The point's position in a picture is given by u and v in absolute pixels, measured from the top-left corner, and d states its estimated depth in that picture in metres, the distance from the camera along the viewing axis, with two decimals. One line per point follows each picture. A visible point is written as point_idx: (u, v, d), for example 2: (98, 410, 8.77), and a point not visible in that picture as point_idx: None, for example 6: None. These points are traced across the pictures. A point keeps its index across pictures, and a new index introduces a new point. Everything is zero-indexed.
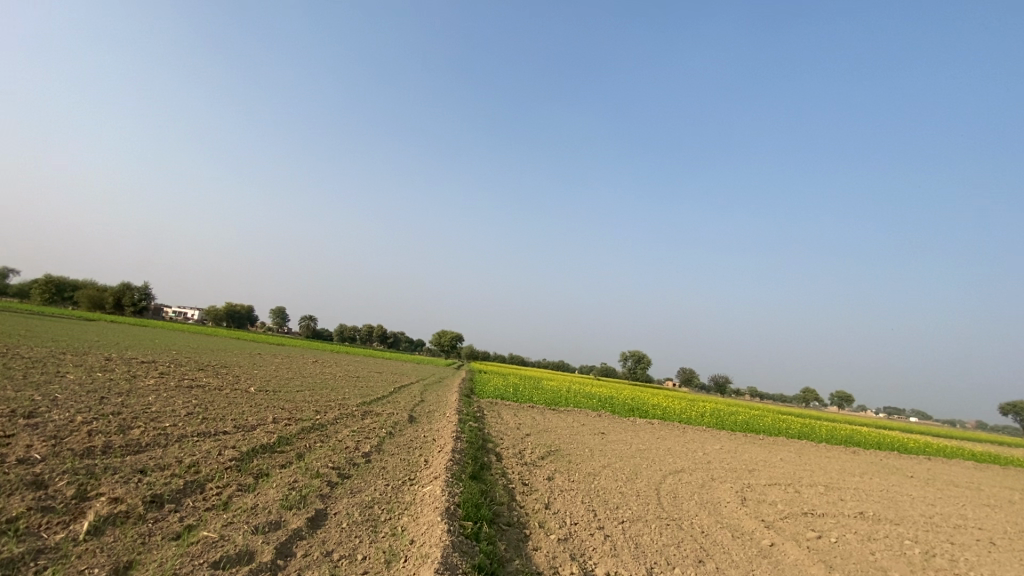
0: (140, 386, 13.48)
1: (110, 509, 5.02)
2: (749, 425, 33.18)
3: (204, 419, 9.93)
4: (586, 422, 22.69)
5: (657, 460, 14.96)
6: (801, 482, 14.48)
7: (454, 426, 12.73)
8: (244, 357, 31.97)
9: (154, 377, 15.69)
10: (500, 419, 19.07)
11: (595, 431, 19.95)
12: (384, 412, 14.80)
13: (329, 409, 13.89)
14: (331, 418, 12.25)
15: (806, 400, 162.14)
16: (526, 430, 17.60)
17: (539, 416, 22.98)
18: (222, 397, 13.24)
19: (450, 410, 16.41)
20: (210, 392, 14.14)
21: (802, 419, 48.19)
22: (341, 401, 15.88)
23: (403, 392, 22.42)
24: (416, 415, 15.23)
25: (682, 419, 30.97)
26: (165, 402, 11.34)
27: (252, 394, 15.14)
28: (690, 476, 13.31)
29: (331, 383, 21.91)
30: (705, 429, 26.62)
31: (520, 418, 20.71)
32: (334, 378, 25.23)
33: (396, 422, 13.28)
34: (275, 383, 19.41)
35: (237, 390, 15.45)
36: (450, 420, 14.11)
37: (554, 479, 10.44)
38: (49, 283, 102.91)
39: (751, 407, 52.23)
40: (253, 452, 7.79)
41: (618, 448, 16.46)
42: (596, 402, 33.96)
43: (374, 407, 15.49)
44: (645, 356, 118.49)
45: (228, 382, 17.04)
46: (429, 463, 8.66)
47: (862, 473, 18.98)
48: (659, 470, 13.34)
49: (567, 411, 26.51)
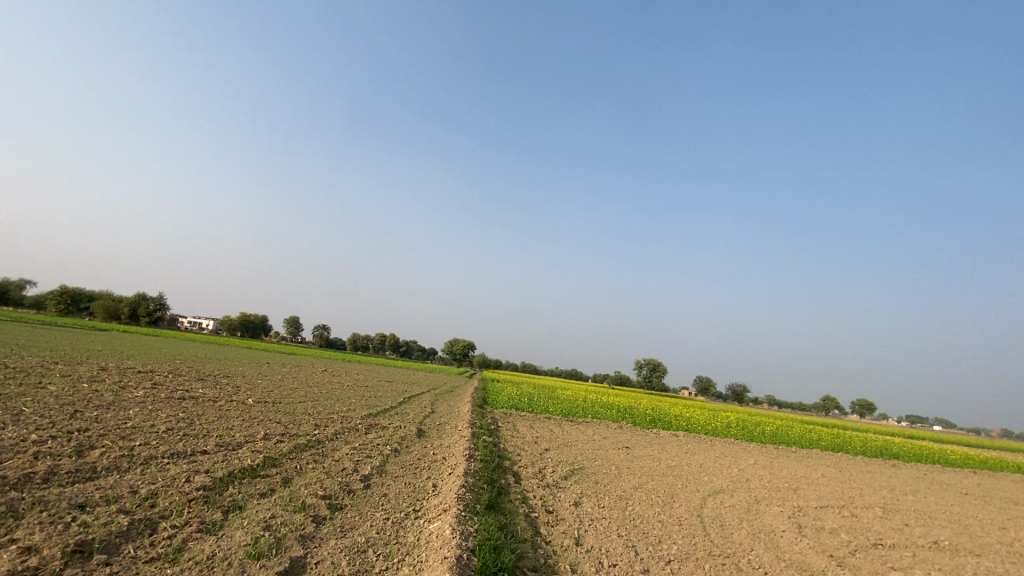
0: (126, 399, 12.40)
1: (17, 564, 3.83)
2: (779, 436, 31.34)
3: (183, 436, 8.76)
4: (608, 435, 21.27)
5: (691, 479, 13.51)
6: (856, 504, 12.92)
7: (468, 442, 11.47)
8: (250, 367, 31.08)
9: (145, 388, 14.58)
10: (516, 432, 17.74)
11: (618, 445, 18.50)
12: (389, 425, 13.58)
13: (330, 423, 12.66)
14: (330, 433, 11.03)
15: (827, 409, 157.88)
16: (545, 444, 16.26)
17: (557, 428, 21.65)
18: (212, 410, 12.07)
19: (463, 423, 15.13)
20: (202, 404, 13.01)
21: (832, 429, 45.90)
22: (345, 414, 14.71)
23: (413, 403, 21.16)
24: (425, 428, 13.95)
25: (708, 431, 29.30)
26: (146, 416, 10.22)
27: (249, 406, 13.99)
28: (733, 498, 11.83)
29: (336, 394, 20.74)
30: (734, 442, 24.98)
31: (537, 431, 19.37)
32: (341, 388, 24.10)
33: (403, 437, 12.01)
34: (277, 394, 18.29)
35: (232, 401, 14.34)
36: (463, 433, 12.85)
37: (582, 505, 9.08)
38: (65, 295, 104.18)
39: (776, 417, 50.16)
40: (229, 478, 6.56)
41: (646, 465, 15.06)
42: (615, 413, 32.46)
43: (381, 420, 14.25)
44: (660, 365, 116.28)
45: (225, 393, 15.96)
46: (438, 490, 7.37)
47: (915, 491, 17.27)
48: (697, 492, 11.89)
49: (586, 423, 25.10)
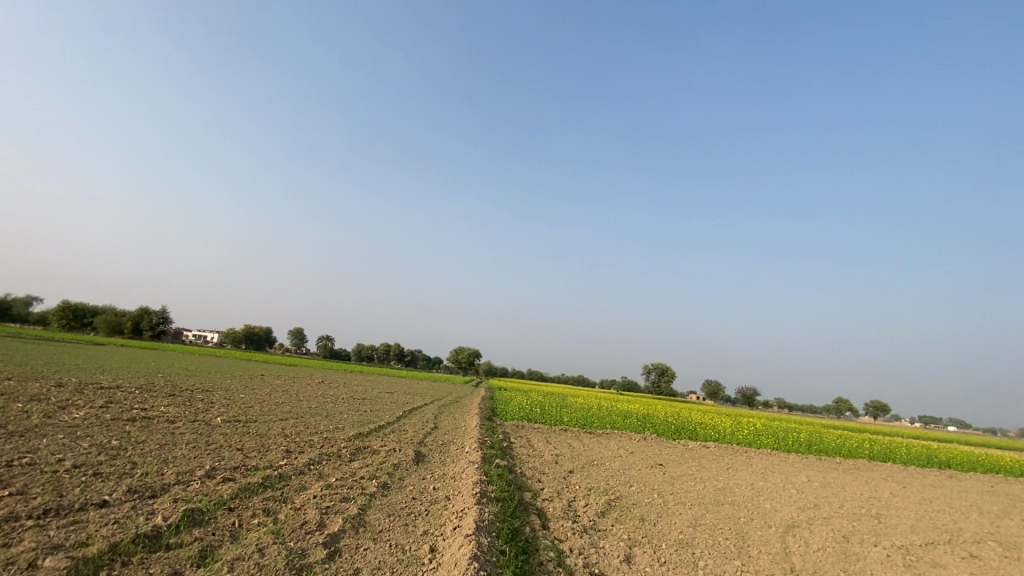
0: (54, 421, 10.00)
1: None
2: (816, 446, 28.56)
3: (88, 477, 6.34)
4: (634, 449, 18.82)
5: (752, 509, 11.00)
6: (962, 538, 10.38)
7: (478, 471, 9.03)
8: (239, 379, 28.75)
9: (91, 408, 12.14)
10: (533, 451, 15.25)
11: (652, 463, 16.00)
12: (381, 448, 11.14)
13: (307, 448, 10.24)
14: (301, 464, 8.58)
15: (840, 411, 154.26)
16: (568, 465, 13.79)
17: (578, 442, 19.25)
18: (158, 436, 9.61)
19: (470, 443, 12.68)
20: (150, 427, 10.54)
21: (865, 435, 42.86)
22: (329, 433, 12.30)
23: (413, 417, 18.72)
24: (425, 451, 11.51)
25: (738, 441, 26.62)
26: (58, 446, 7.81)
27: (213, 427, 11.56)
28: (818, 537, 9.30)
29: (327, 409, 18.32)
30: (772, 455, 22.40)
31: (556, 448, 16.90)
32: (333, 401, 21.73)
33: (396, 466, 9.56)
34: (258, 410, 15.88)
35: (195, 422, 11.93)
36: (471, 458, 10.40)
37: (637, 563, 6.60)
38: (66, 308, 103.00)
39: (801, 423, 47.22)
40: (104, 560, 4.14)
41: (692, 490, 12.55)
42: (634, 423, 29.95)
43: (372, 441, 11.83)
44: (670, 369, 113.76)
45: (191, 412, 13.54)
46: (439, 563, 4.94)
47: (1004, 512, 14.60)
48: (769, 529, 9.41)
49: (606, 435, 22.68)
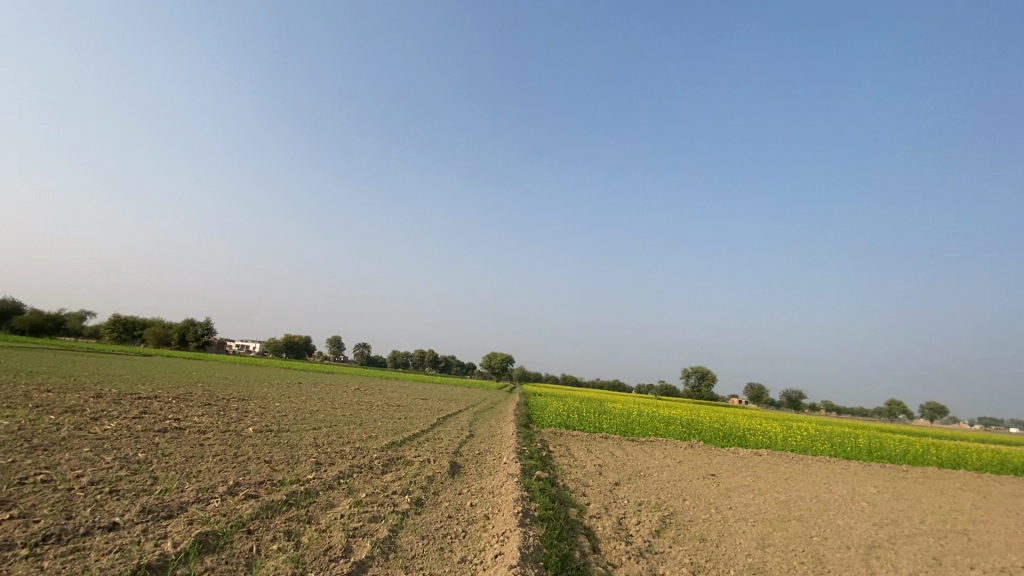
0: (84, 434, 9.82)
1: None
2: (877, 452, 26.56)
3: (103, 495, 5.93)
4: (681, 458, 17.72)
5: (823, 526, 9.87)
6: None
7: (519, 485, 8.28)
8: (276, 387, 28.93)
9: (124, 419, 12.00)
10: (573, 461, 14.39)
11: (702, 473, 14.88)
12: (415, 459, 10.54)
13: (337, 459, 9.73)
14: (330, 478, 8.03)
15: (894, 414, 146.14)
16: (613, 477, 12.89)
17: (620, 451, 18.29)
18: (186, 449, 9.27)
19: (508, 452, 11.94)
20: (179, 439, 10.25)
21: (928, 439, 39.95)
22: (361, 443, 11.80)
23: (447, 425, 18.14)
24: (460, 462, 10.85)
25: (791, 447, 24.99)
26: (81, 461, 7.50)
27: (244, 438, 11.22)
28: (907, 560, 8.15)
29: (360, 417, 17.96)
30: (831, 463, 20.80)
31: (598, 457, 16.00)
32: (367, 409, 21.42)
33: (430, 478, 8.92)
34: (290, 419, 15.62)
35: (226, 432, 11.63)
36: (510, 470, 9.67)
37: None
38: (118, 322, 108.05)
39: (856, 427, 44.47)
40: None
41: (751, 503, 11.48)
42: (677, 429, 28.64)
43: (405, 452, 11.25)
44: (709, 372, 110.25)
45: (223, 422, 13.30)
46: None
47: None
48: (848, 551, 8.33)
49: (648, 442, 21.59)
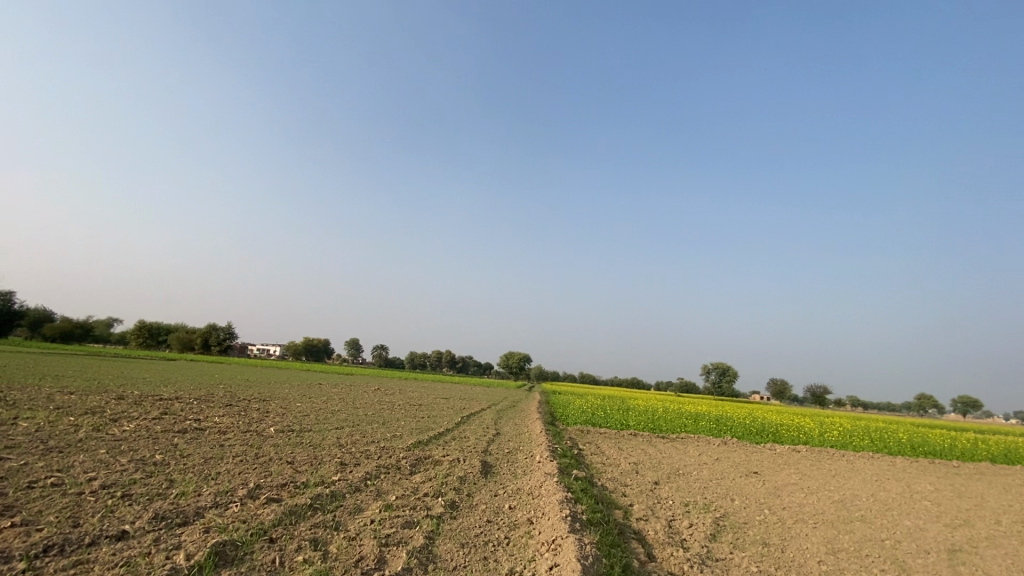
0: (101, 435, 9.41)
1: None
2: (919, 447, 25.31)
3: (114, 501, 5.43)
4: (718, 456, 16.88)
5: (891, 528, 9.04)
6: None
7: (560, 485, 7.64)
8: (297, 388, 28.74)
9: (142, 421, 11.62)
10: (607, 459, 13.64)
11: (744, 472, 14.05)
12: (444, 458, 9.96)
13: (363, 459, 9.18)
14: (356, 479, 7.47)
15: (924, 408, 141.79)
16: (651, 476, 12.13)
17: (652, 448, 17.50)
18: (204, 450, 8.79)
19: (540, 451, 11.27)
20: (198, 440, 9.79)
21: (967, 434, 38.28)
22: (386, 443, 11.25)
23: (472, 424, 17.58)
24: (491, 461, 10.23)
25: (828, 443, 23.91)
26: (95, 464, 7.05)
27: (265, 438, 10.75)
28: (997, 565, 7.32)
29: (382, 416, 17.45)
30: (875, 459, 19.76)
31: (631, 455, 15.25)
32: (389, 408, 20.99)
33: (462, 479, 8.32)
34: (313, 419, 15.20)
35: (246, 433, 11.19)
36: (546, 469, 9.02)
37: None
38: (143, 328, 110.11)
39: (890, 422, 42.85)
40: None
41: (805, 503, 10.65)
42: (707, 425, 27.70)
43: (433, 451, 10.67)
44: (731, 369, 108.19)
45: (243, 422, 12.87)
46: None
47: None
48: (928, 556, 7.53)
49: (680, 439, 20.76)
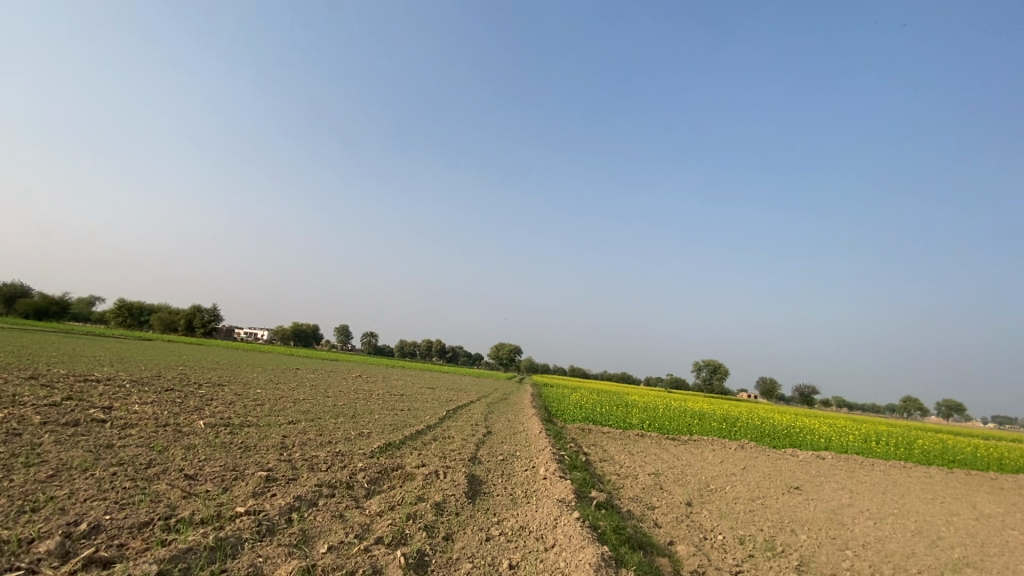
0: None
1: None
2: (943, 455, 23.16)
3: None
4: (744, 465, 14.49)
5: None
6: None
7: (585, 527, 5.10)
8: (266, 373, 26.03)
9: (29, 407, 8.93)
10: (622, 469, 11.14)
11: (784, 487, 11.65)
12: (416, 470, 7.40)
13: (302, 472, 6.58)
14: (274, 511, 4.88)
15: (911, 411, 141.79)
16: (681, 493, 9.65)
17: (667, 453, 15.06)
18: (72, 457, 6.17)
19: (543, 461, 8.75)
20: (79, 439, 7.14)
21: (975, 439, 36.46)
22: (343, 446, 8.64)
23: (458, 419, 15.02)
24: (479, 475, 7.69)
25: (848, 449, 21.69)
26: None
27: (182, 435, 8.12)
28: None
29: (353, 409, 14.87)
30: (910, 471, 17.51)
31: (647, 462, 12.78)
32: (365, 399, 18.40)
33: (436, 508, 5.75)
34: (266, 410, 12.57)
35: (162, 428, 8.56)
36: (558, 493, 6.49)
37: None
38: (123, 308, 106.63)
39: (894, 425, 41.01)
40: None
41: (884, 536, 8.24)
42: (715, 426, 25.42)
43: (403, 459, 8.09)
44: (722, 366, 106.78)
45: (168, 413, 10.20)
46: None
47: None
48: None
49: (692, 441, 18.41)
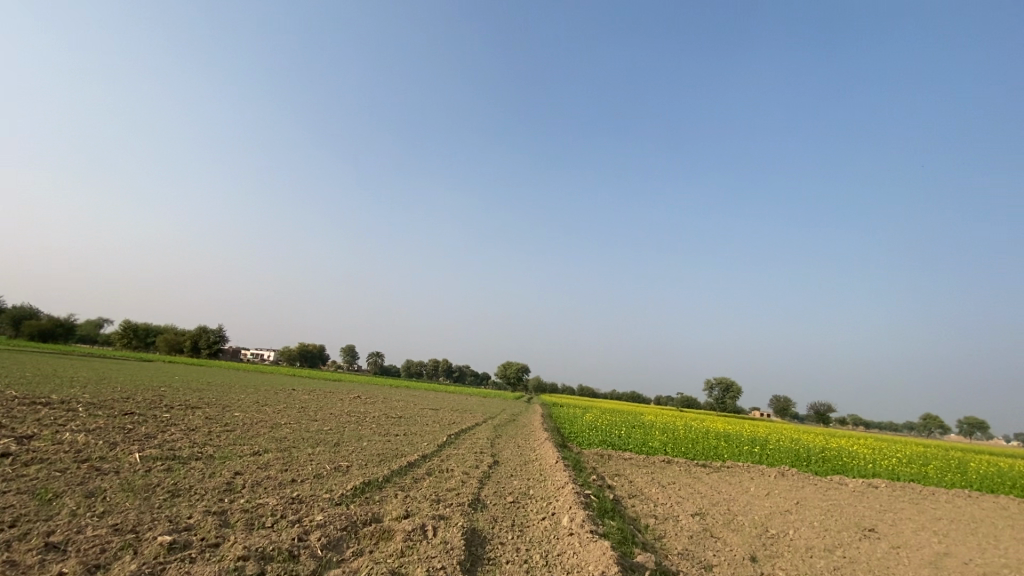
0: None
1: None
2: (1002, 481, 20.71)
3: None
4: (795, 498, 12.37)
5: None
6: None
7: None
8: (255, 394, 23.96)
9: None
10: (660, 509, 9.10)
11: (856, 530, 9.58)
12: (396, 525, 5.44)
13: (232, 533, 4.66)
14: None
15: (932, 429, 137.02)
16: (740, 543, 7.60)
17: (704, 485, 12.97)
18: None
19: (566, 505, 6.78)
20: None
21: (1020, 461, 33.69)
22: (309, 488, 6.71)
23: (461, 446, 13.03)
24: (481, 528, 5.74)
25: (896, 475, 19.36)
26: None
27: (97, 474, 6.22)
28: None
29: (339, 435, 12.92)
30: (980, 503, 15.24)
31: (686, 498, 10.73)
32: (357, 423, 16.46)
33: None
34: (233, 436, 10.67)
35: (76, 463, 6.66)
36: (595, 566, 4.53)
37: None
38: (128, 329, 105.72)
39: (929, 445, 38.25)
40: None
41: None
42: (743, 449, 23.15)
43: (382, 506, 6.14)
44: (735, 384, 103.55)
45: (103, 443, 8.33)
46: None
47: None
48: None
49: (726, 469, 16.25)
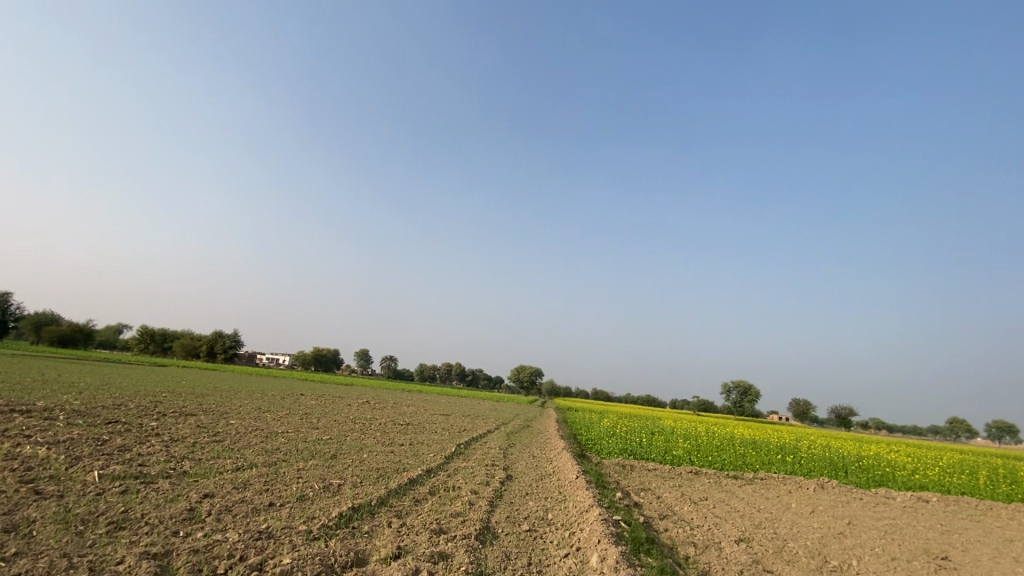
0: None
1: None
2: None
3: None
4: (845, 517, 11.00)
5: None
6: None
7: None
8: (260, 400, 23.03)
9: None
10: (699, 535, 7.86)
11: (927, 559, 8.25)
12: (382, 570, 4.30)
13: None
14: None
15: (960, 433, 132.34)
16: None
17: (740, 501, 11.66)
18: None
19: (593, 538, 5.60)
20: None
21: None
22: (286, 514, 5.63)
23: (470, 457, 11.88)
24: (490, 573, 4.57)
25: (944, 487, 17.71)
26: None
27: (34, 500, 5.21)
28: None
29: (337, 445, 11.84)
30: None
31: (723, 518, 9.45)
32: (361, 431, 15.37)
33: None
34: (218, 448, 9.64)
35: (16, 484, 5.67)
36: None
37: None
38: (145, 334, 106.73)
39: (966, 451, 36.05)
40: None
41: None
42: (773, 458, 21.60)
43: (370, 542, 5.01)
44: (753, 388, 100.88)
45: (64, 457, 7.35)
46: None
47: None
48: None
49: (761, 482, 14.87)
